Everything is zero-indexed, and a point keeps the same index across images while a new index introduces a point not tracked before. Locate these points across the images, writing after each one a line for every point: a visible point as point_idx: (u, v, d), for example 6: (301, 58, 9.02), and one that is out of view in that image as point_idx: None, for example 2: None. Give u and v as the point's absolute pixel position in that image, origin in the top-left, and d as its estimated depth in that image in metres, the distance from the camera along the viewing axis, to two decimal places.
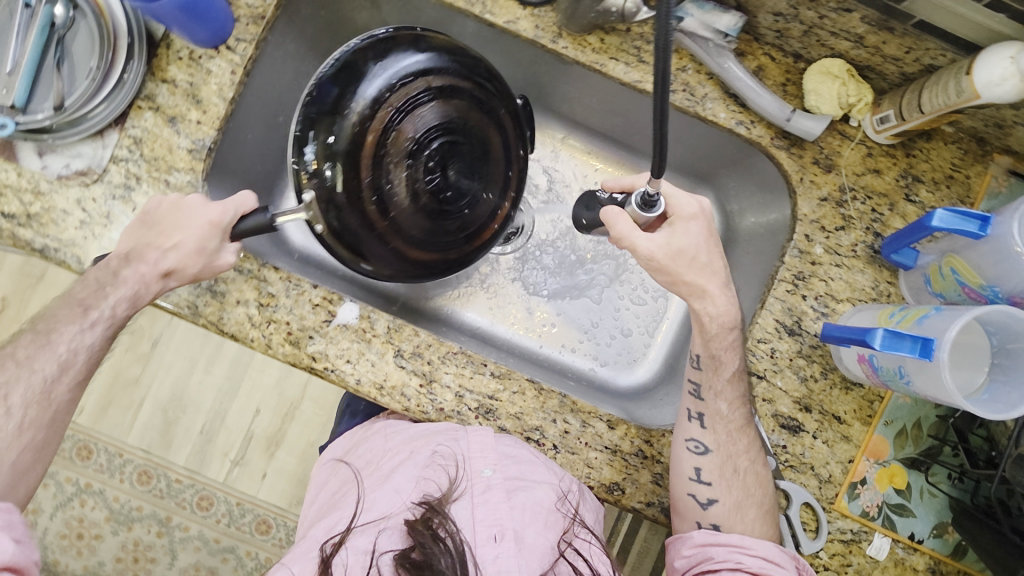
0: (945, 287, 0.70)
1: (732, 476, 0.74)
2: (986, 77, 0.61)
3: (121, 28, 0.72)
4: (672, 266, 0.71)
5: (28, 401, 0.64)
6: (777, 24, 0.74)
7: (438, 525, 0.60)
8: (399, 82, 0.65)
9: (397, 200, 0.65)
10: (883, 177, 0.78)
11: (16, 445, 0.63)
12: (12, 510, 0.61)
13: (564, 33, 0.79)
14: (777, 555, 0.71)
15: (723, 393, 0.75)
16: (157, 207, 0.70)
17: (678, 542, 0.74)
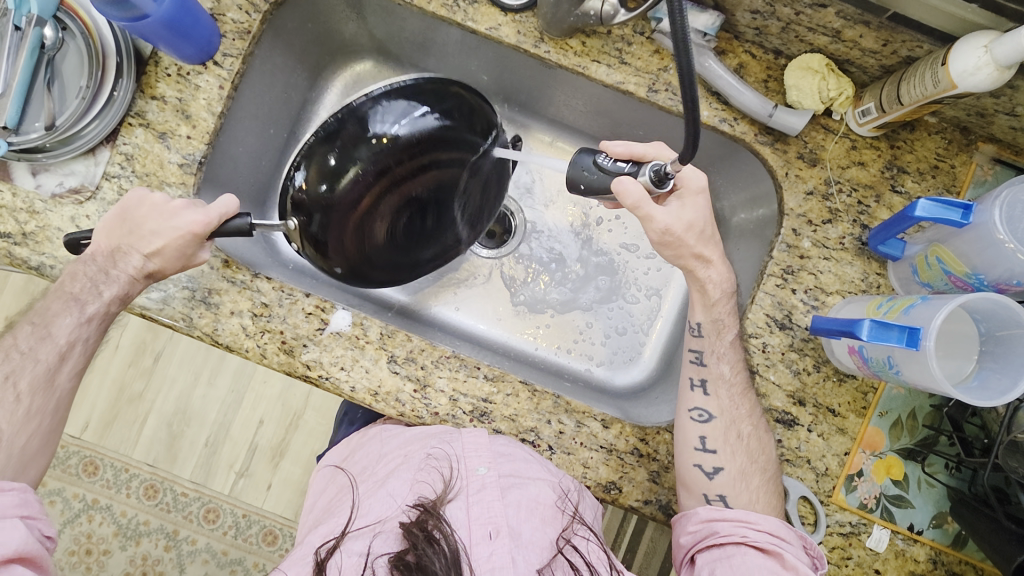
0: (932, 277, 0.70)
1: (737, 442, 0.75)
2: (961, 66, 0.61)
3: (110, 48, 0.73)
4: (685, 238, 0.73)
5: (35, 388, 0.66)
6: (755, 21, 0.75)
7: (433, 526, 0.60)
8: (404, 142, 0.73)
9: (375, 238, 0.77)
10: (868, 169, 0.79)
11: (25, 431, 0.66)
12: (27, 489, 0.63)
13: (546, 37, 0.79)
14: (782, 530, 0.70)
15: (724, 356, 0.77)
16: (140, 206, 0.70)
17: (683, 518, 0.73)
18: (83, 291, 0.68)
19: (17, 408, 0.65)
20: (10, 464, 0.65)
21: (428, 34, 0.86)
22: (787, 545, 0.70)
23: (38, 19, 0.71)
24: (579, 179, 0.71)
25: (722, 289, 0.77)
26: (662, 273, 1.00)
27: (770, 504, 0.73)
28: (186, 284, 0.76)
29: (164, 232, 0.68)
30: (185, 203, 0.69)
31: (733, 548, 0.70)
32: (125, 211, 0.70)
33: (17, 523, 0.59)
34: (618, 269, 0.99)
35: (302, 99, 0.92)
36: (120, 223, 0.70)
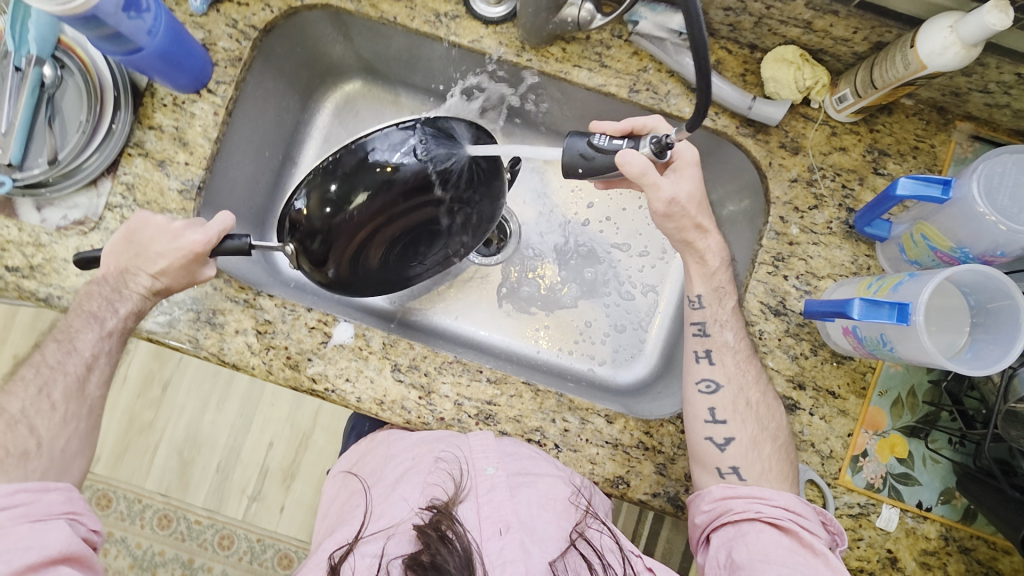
0: (919, 254, 0.72)
1: (746, 410, 0.75)
2: (928, 48, 0.63)
3: (107, 81, 0.76)
4: (689, 207, 0.75)
5: (69, 396, 0.68)
6: (728, 18, 0.77)
7: (446, 527, 0.61)
8: (402, 179, 0.72)
9: (369, 263, 0.78)
10: (850, 154, 0.80)
11: (63, 433, 0.67)
12: (71, 488, 0.65)
13: (527, 47, 0.82)
14: (797, 505, 0.70)
15: (727, 323, 0.77)
16: (145, 229, 0.72)
17: (696, 498, 0.73)
18: (101, 309, 0.70)
19: (54, 414, 0.67)
20: (54, 464, 0.66)
21: (413, 50, 0.89)
22: (804, 519, 0.70)
23: (38, 59, 0.74)
24: (577, 163, 0.71)
25: (721, 258, 0.79)
26: (657, 269, 1.01)
27: (783, 472, 0.73)
28: (191, 306, 0.78)
29: (169, 252, 0.70)
30: (187, 224, 0.71)
31: (748, 525, 0.70)
32: (130, 235, 0.72)
33: (62, 522, 0.61)
34: (614, 270, 1.01)
35: (295, 121, 0.95)
36: (125, 245, 0.72)
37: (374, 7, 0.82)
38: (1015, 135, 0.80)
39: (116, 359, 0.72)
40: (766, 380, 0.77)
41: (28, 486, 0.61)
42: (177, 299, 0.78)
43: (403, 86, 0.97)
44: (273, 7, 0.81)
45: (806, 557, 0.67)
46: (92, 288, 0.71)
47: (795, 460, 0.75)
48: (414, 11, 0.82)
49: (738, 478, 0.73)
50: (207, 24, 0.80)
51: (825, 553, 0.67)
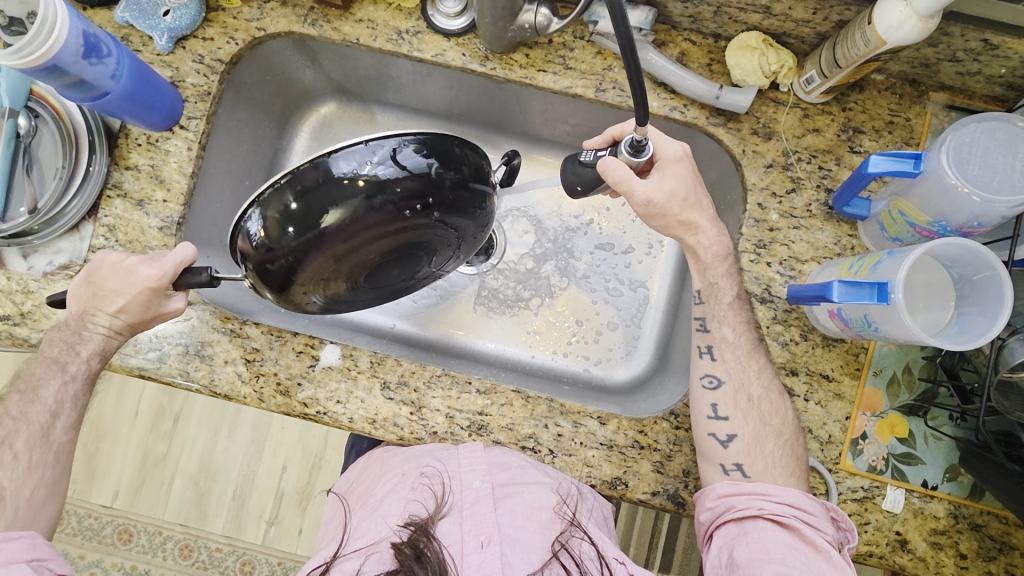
0: (899, 230, 0.71)
1: (748, 406, 0.73)
2: (886, 22, 0.63)
3: (81, 127, 0.77)
4: (670, 206, 0.73)
5: (31, 445, 0.69)
6: (687, 10, 0.77)
7: (424, 545, 0.61)
8: (371, 206, 0.65)
9: (335, 288, 0.73)
10: (824, 134, 0.79)
11: (28, 483, 0.68)
12: (37, 534, 0.66)
13: (491, 56, 0.82)
14: (803, 501, 0.69)
15: (726, 320, 0.76)
16: (103, 268, 0.72)
17: (701, 496, 0.72)
18: (62, 352, 0.71)
19: (17, 465, 0.68)
20: (19, 516, 0.67)
21: (380, 68, 0.89)
22: (808, 515, 0.68)
23: (11, 111, 0.76)
24: (575, 180, 0.74)
25: (713, 253, 0.76)
26: (645, 264, 1.01)
27: (788, 468, 0.71)
28: (179, 340, 0.79)
29: (125, 290, 0.70)
30: (140, 260, 0.71)
31: (751, 522, 0.69)
32: (89, 274, 0.73)
33: (24, 566, 0.62)
34: (602, 269, 1.00)
35: (273, 148, 0.96)
36: (85, 285, 0.73)
37: (336, 30, 0.83)
38: (991, 101, 0.79)
39: (81, 404, 0.73)
40: (770, 374, 0.75)
41: None
42: (165, 334, 0.79)
43: (376, 104, 0.97)
44: (237, 39, 0.82)
45: (810, 554, 0.65)
46: (54, 335, 0.73)
47: (803, 455, 0.74)
48: (376, 30, 0.82)
49: (744, 474, 0.72)
50: (174, 62, 0.81)
51: (828, 549, 0.65)
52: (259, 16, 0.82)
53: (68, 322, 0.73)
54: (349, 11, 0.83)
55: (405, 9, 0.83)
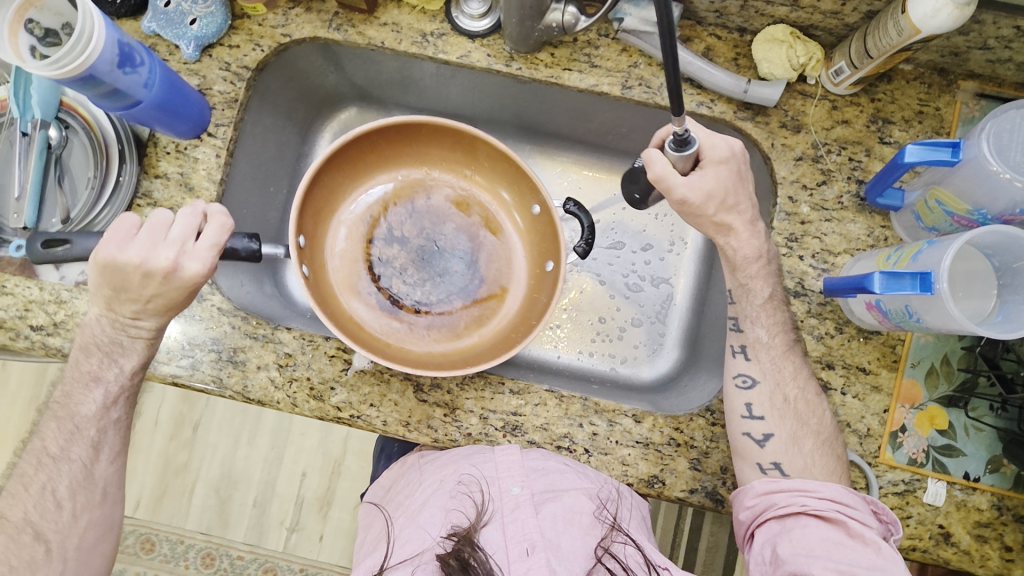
0: (936, 219, 0.71)
1: (784, 407, 0.73)
2: (920, 11, 0.62)
3: (110, 137, 0.77)
4: (705, 207, 0.71)
5: (75, 488, 0.69)
6: (713, 5, 0.77)
7: (470, 555, 0.60)
8: None
9: None
10: (853, 126, 0.79)
11: (75, 532, 0.69)
12: None
13: (516, 56, 0.82)
14: (845, 496, 0.68)
15: (759, 320, 0.75)
16: (123, 268, 0.65)
17: (740, 494, 0.71)
18: (101, 367, 0.70)
19: (61, 513, 0.68)
20: (69, 564, 0.69)
21: (404, 72, 0.90)
22: (853, 510, 0.67)
23: (42, 122, 0.76)
24: (634, 189, 0.80)
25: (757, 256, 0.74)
26: (668, 260, 1.01)
27: (830, 467, 0.71)
28: (212, 347, 0.79)
29: (167, 288, 0.66)
30: (173, 258, 0.65)
31: (792, 520, 0.68)
32: (107, 274, 0.66)
33: None
34: (623, 266, 1.00)
35: (296, 154, 0.96)
36: (106, 283, 0.66)
37: (361, 35, 0.83)
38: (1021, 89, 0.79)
39: (123, 428, 0.73)
40: (806, 377, 0.74)
41: None
42: (198, 341, 0.79)
43: (398, 107, 0.98)
44: (263, 46, 0.82)
45: (857, 548, 0.64)
46: (87, 344, 0.70)
47: (843, 455, 0.73)
48: (400, 34, 0.83)
49: (782, 473, 0.71)
50: (201, 70, 0.82)
51: (877, 542, 0.64)
52: (285, 22, 0.83)
53: (103, 320, 0.69)
54: (373, 14, 0.83)
55: (430, 12, 0.83)
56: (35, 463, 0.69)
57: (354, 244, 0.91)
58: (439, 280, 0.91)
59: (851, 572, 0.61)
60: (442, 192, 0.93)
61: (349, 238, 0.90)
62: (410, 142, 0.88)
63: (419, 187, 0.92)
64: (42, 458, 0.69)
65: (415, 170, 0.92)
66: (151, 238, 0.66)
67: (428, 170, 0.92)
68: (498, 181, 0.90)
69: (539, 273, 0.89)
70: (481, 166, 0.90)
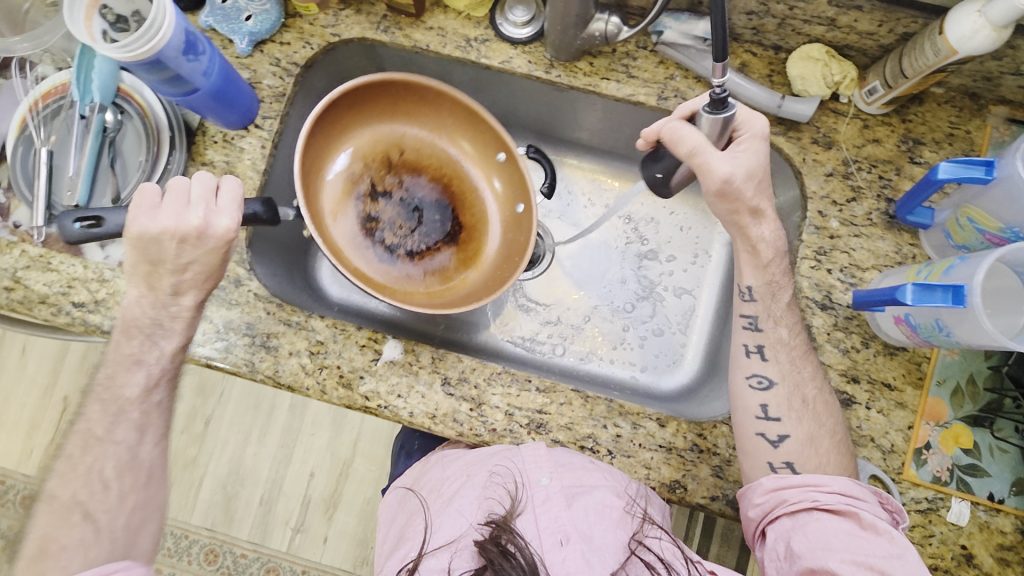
0: (967, 237, 0.72)
1: (802, 408, 0.73)
2: (958, 33, 0.64)
3: (163, 124, 0.81)
4: (743, 190, 0.70)
5: (121, 470, 0.69)
6: (751, 22, 0.79)
7: (507, 540, 0.61)
8: None
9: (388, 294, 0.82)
10: (884, 145, 0.81)
11: (123, 511, 0.68)
12: (133, 566, 0.66)
13: (556, 64, 0.85)
14: (854, 490, 0.69)
15: (781, 319, 0.75)
16: (156, 237, 0.67)
17: (747, 491, 0.71)
18: (141, 350, 0.70)
19: (108, 494, 0.68)
20: (116, 545, 0.67)
21: (443, 76, 0.93)
22: (862, 503, 0.68)
23: (100, 105, 0.79)
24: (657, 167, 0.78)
25: (775, 248, 0.75)
26: (692, 272, 1.02)
27: (841, 464, 0.71)
28: (246, 331, 0.80)
29: (203, 250, 0.68)
30: (204, 217, 0.67)
31: (805, 515, 0.68)
32: (142, 250, 0.67)
33: None
34: (647, 276, 1.01)
35: None
36: (143, 258, 0.68)
37: (407, 37, 0.86)
38: None
39: (164, 412, 0.73)
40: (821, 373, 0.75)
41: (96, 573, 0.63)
42: (232, 325, 0.80)
43: None
44: (313, 44, 0.86)
45: (871, 538, 0.65)
46: (128, 327, 0.70)
47: (852, 454, 0.73)
48: (445, 38, 0.86)
49: (793, 472, 0.71)
50: (252, 64, 0.85)
51: (889, 531, 0.65)
52: (334, 23, 0.86)
53: (142, 300, 0.70)
54: (420, 18, 0.86)
55: (474, 19, 0.86)
56: (81, 445, 0.68)
57: (341, 201, 0.92)
58: (423, 229, 0.95)
59: (869, 563, 0.63)
60: (412, 142, 0.95)
61: (337, 197, 0.92)
62: (376, 97, 0.89)
63: (391, 140, 0.94)
64: (88, 441, 0.68)
65: (382, 125, 0.93)
66: (174, 204, 0.67)
67: (395, 124, 0.94)
68: (461, 132, 0.93)
69: (511, 217, 0.94)
70: (444, 117, 0.92)
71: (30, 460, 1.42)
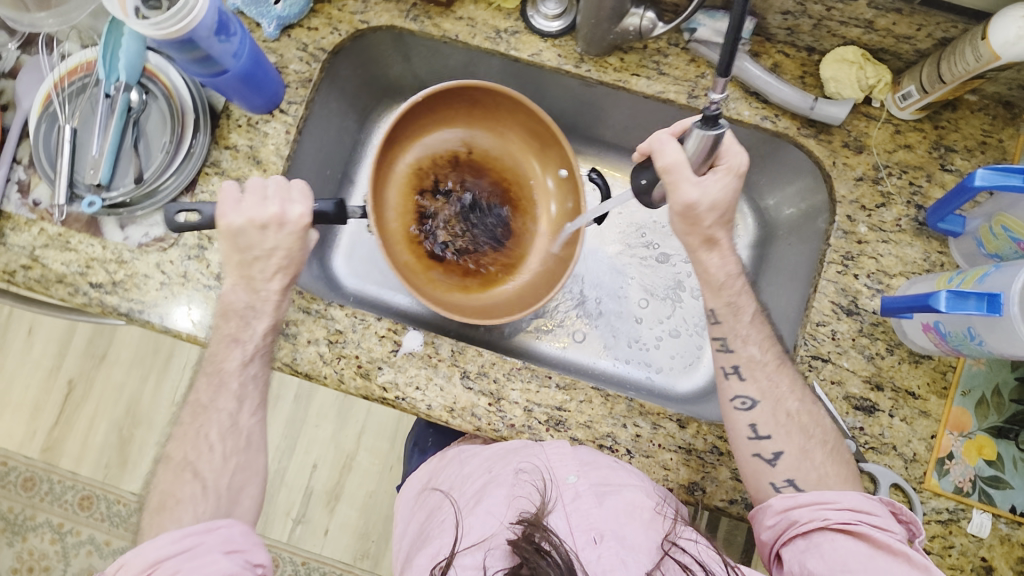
0: (999, 246, 0.70)
1: (788, 421, 0.72)
2: (1001, 37, 0.63)
3: (188, 107, 0.80)
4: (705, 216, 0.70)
5: (223, 434, 0.72)
6: (786, 22, 0.79)
7: (541, 538, 0.58)
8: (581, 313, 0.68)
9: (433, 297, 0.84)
10: (916, 151, 0.80)
11: (226, 471, 0.71)
12: (234, 524, 0.66)
13: (586, 58, 0.84)
14: (864, 504, 0.66)
15: (749, 338, 0.75)
16: (241, 228, 0.71)
17: (759, 513, 0.70)
18: (239, 329, 0.73)
19: (213, 455, 0.71)
20: (222, 501, 0.70)
21: (470, 67, 0.92)
22: (876, 517, 0.65)
23: (126, 85, 0.78)
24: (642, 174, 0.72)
25: (726, 272, 0.74)
26: None
27: (842, 475, 0.70)
28: None
29: (282, 239, 0.72)
30: (280, 205, 0.71)
31: (818, 535, 0.65)
32: (231, 243, 0.71)
33: (221, 558, 0.62)
34: (664, 275, 1.01)
35: (353, 141, 0.98)
36: (233, 250, 0.72)
37: (436, 27, 0.85)
38: None
39: (260, 383, 0.75)
40: (802, 386, 0.74)
41: (194, 529, 0.64)
42: None
43: None
44: (341, 31, 0.85)
45: (888, 560, 0.62)
46: (226, 310, 0.73)
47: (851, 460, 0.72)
48: (475, 28, 0.85)
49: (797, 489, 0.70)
50: (279, 49, 0.84)
51: (906, 552, 0.62)
52: (363, 9, 0.85)
53: (238, 287, 0.73)
54: (450, 8, 0.85)
55: (505, 10, 0.85)
56: (191, 413, 0.72)
57: (403, 194, 0.94)
58: (475, 230, 0.95)
59: None
60: (481, 145, 0.96)
61: (400, 189, 0.94)
62: (454, 100, 0.90)
63: (463, 143, 0.96)
64: (196, 408, 0.72)
65: (459, 126, 0.95)
66: (253, 196, 0.72)
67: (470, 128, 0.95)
68: (530, 147, 0.94)
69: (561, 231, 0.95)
70: (517, 131, 0.94)
71: (34, 442, 1.41)
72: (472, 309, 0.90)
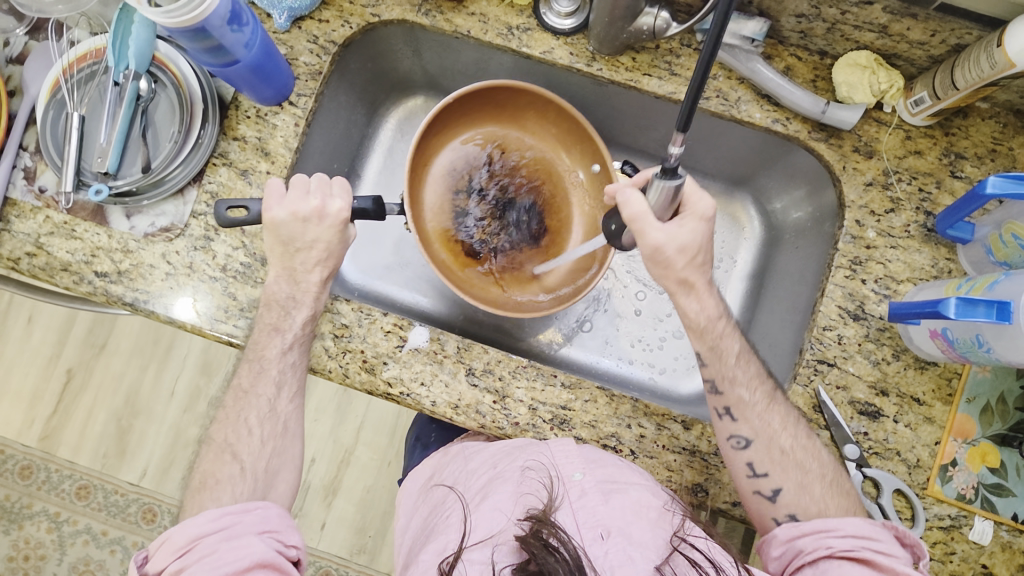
0: (1009, 254, 0.70)
1: (782, 458, 0.71)
2: (1018, 45, 0.63)
3: (197, 97, 0.79)
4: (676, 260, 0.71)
5: (262, 419, 0.74)
6: (800, 25, 0.79)
7: (548, 534, 0.58)
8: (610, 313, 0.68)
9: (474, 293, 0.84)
10: (926, 157, 0.80)
11: (264, 454, 0.72)
12: (269, 506, 0.68)
13: (598, 57, 0.84)
14: (866, 529, 0.65)
15: (737, 380, 0.74)
16: (286, 221, 0.73)
17: (765, 546, 0.70)
18: (279, 318, 0.74)
19: (252, 439, 0.73)
20: (259, 485, 0.71)
21: (481, 63, 0.91)
22: (880, 541, 0.65)
23: (134, 74, 0.78)
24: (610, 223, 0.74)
25: (708, 317, 0.74)
26: None
27: (843, 506, 0.69)
28: None
29: (325, 231, 0.75)
30: (321, 199, 0.74)
31: (825, 563, 0.65)
32: (277, 236, 0.74)
33: (254, 540, 0.63)
34: None
35: (361, 135, 0.97)
36: (277, 242, 0.74)
37: (448, 22, 0.84)
38: None
39: (299, 372, 0.76)
40: (794, 421, 0.73)
41: (232, 510, 0.65)
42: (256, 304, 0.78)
43: None
44: (352, 23, 0.84)
45: None
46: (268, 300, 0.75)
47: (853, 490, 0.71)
48: (487, 24, 0.84)
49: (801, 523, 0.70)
50: (289, 40, 0.83)
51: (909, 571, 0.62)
52: (375, 2, 0.84)
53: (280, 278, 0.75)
54: (462, 3, 0.85)
55: (517, 6, 0.85)
56: (234, 399, 0.74)
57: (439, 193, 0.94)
58: (512, 227, 0.94)
59: None
60: (515, 144, 0.95)
61: (436, 188, 0.94)
62: (488, 100, 0.90)
63: (496, 142, 0.95)
64: (240, 393, 0.74)
65: (492, 125, 0.95)
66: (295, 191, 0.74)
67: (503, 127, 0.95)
68: (564, 143, 0.94)
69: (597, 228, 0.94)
70: (551, 129, 0.93)
71: (32, 431, 1.40)
72: (510, 306, 0.90)
